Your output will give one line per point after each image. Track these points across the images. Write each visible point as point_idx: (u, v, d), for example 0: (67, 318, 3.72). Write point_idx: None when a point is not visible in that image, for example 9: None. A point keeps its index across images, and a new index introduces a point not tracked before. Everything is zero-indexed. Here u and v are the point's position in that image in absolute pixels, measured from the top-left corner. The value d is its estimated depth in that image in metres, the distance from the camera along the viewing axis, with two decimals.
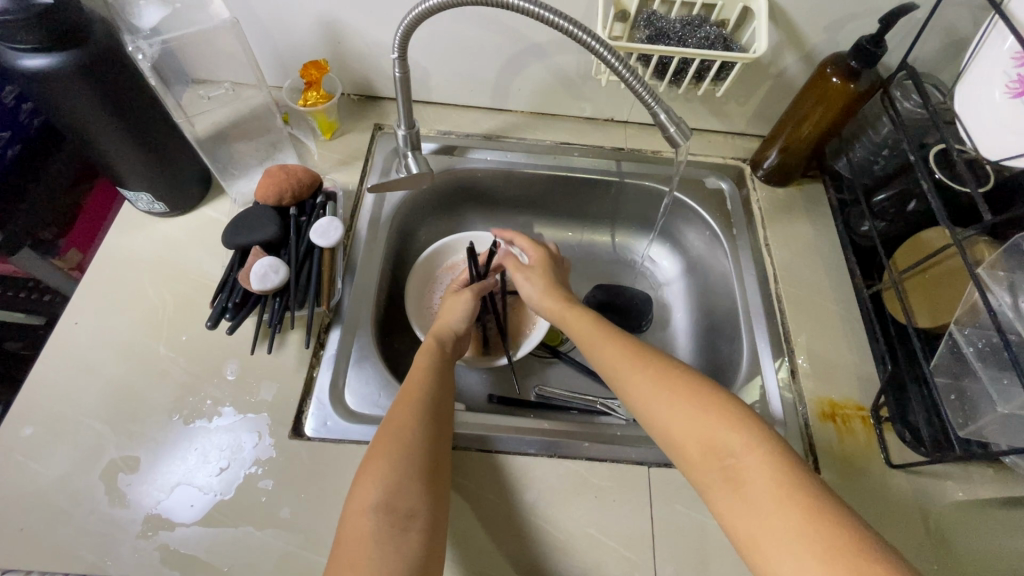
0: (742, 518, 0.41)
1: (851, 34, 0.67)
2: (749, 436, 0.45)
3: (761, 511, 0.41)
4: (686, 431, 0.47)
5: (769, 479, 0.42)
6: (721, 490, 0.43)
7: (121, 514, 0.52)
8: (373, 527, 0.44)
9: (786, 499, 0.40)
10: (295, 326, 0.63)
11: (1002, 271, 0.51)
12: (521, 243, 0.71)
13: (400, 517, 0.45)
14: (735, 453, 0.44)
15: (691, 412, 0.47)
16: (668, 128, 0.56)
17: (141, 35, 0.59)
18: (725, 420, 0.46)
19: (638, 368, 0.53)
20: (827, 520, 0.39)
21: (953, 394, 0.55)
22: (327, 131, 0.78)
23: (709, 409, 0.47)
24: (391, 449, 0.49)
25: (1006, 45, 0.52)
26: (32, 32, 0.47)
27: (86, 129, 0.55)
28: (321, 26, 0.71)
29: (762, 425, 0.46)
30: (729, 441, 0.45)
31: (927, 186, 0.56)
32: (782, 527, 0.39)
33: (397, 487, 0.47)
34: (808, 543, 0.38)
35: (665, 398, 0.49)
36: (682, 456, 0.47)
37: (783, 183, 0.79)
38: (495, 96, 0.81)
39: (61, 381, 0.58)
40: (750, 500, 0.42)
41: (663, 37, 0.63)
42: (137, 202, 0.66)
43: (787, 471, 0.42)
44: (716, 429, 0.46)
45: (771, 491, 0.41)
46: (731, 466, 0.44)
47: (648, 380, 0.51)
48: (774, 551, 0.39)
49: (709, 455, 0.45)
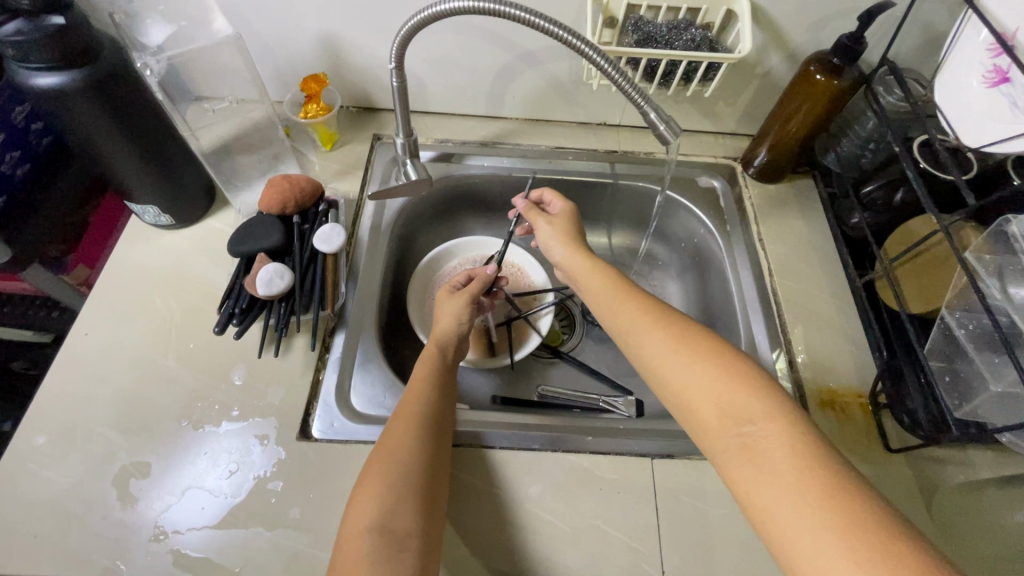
0: (757, 486, 0.42)
1: (832, 33, 0.70)
2: (770, 406, 0.46)
3: (780, 481, 0.41)
4: (702, 397, 0.48)
5: (789, 451, 0.42)
6: (735, 459, 0.44)
7: (133, 518, 0.53)
8: (369, 547, 0.45)
9: (802, 472, 0.41)
10: (300, 331, 0.65)
11: (988, 255, 0.53)
12: (549, 197, 0.73)
13: (396, 538, 0.46)
14: (754, 422, 0.45)
15: (710, 379, 0.49)
16: (658, 126, 0.58)
17: (149, 51, 0.62)
18: (745, 388, 0.47)
19: (657, 334, 0.54)
20: (848, 494, 0.39)
21: (947, 376, 0.55)
22: (327, 142, 0.80)
23: (730, 377, 0.48)
24: (385, 470, 0.49)
25: (981, 37, 0.55)
26: (44, 53, 0.50)
27: (95, 144, 0.57)
28: (320, 41, 0.73)
29: (782, 397, 0.46)
30: (749, 410, 0.46)
31: (912, 174, 0.58)
32: (799, 499, 0.40)
33: (392, 507, 0.47)
34: (827, 515, 0.38)
35: (685, 363, 0.51)
36: (698, 422, 0.48)
37: (773, 180, 0.81)
38: (489, 104, 0.83)
39: (72, 391, 0.59)
40: (765, 468, 0.42)
41: (651, 42, 0.65)
42: (144, 215, 0.68)
43: (807, 442, 0.43)
44: (736, 397, 0.47)
45: (789, 462, 0.42)
46: (748, 434, 0.45)
47: (668, 344, 0.53)
48: (787, 520, 0.40)
49: (727, 421, 0.46)
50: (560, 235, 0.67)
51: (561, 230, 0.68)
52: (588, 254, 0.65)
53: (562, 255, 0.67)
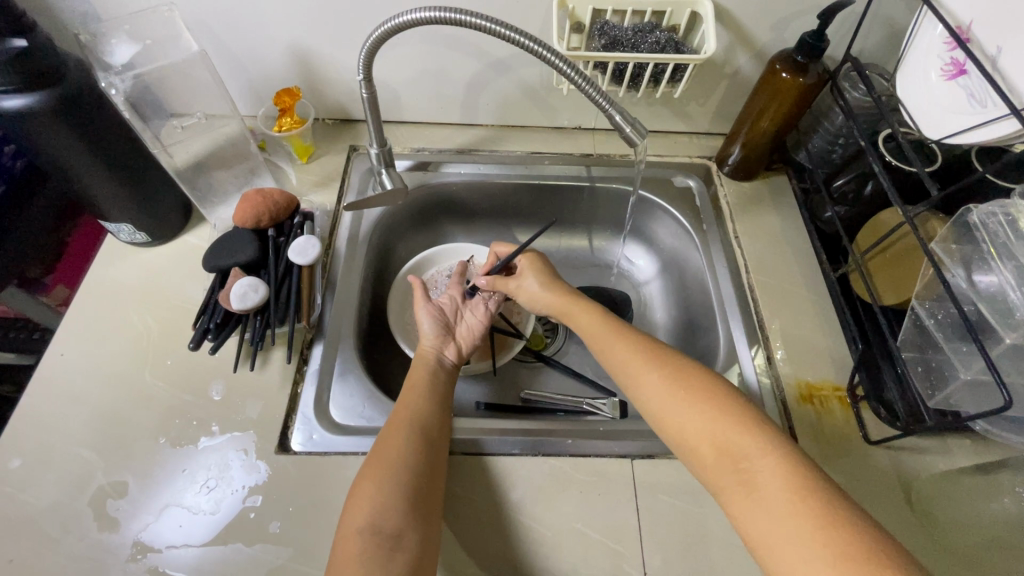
0: (755, 521, 0.42)
1: (797, 31, 0.71)
2: (767, 439, 0.46)
3: (773, 515, 0.41)
4: (698, 433, 0.48)
5: (783, 485, 0.42)
6: (736, 492, 0.44)
7: (110, 539, 0.53)
8: (361, 548, 0.45)
9: (797, 507, 0.41)
10: (277, 344, 0.65)
11: (953, 245, 0.53)
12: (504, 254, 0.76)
13: (387, 537, 0.46)
14: (750, 457, 0.45)
15: (704, 415, 0.49)
16: (624, 129, 0.58)
17: (114, 71, 0.63)
18: (741, 422, 0.47)
19: (649, 369, 0.55)
20: (840, 528, 0.39)
21: (919, 366, 0.56)
22: (304, 155, 0.80)
23: (724, 413, 0.48)
24: (378, 473, 0.50)
25: (937, 32, 0.56)
26: (9, 74, 0.50)
27: (64, 165, 0.57)
28: (291, 55, 0.74)
29: (779, 433, 0.46)
30: (742, 446, 0.46)
31: (877, 168, 0.58)
32: (792, 531, 0.40)
33: (383, 508, 0.48)
34: (818, 549, 0.38)
35: (678, 399, 0.51)
36: (696, 460, 0.48)
37: (748, 177, 0.81)
38: (464, 112, 0.84)
39: (48, 412, 0.59)
40: (763, 502, 0.42)
41: (618, 45, 0.66)
42: (119, 233, 0.68)
43: (803, 476, 0.43)
44: (729, 433, 0.47)
45: (784, 496, 0.42)
46: (745, 469, 0.45)
47: (658, 379, 0.53)
48: (786, 551, 0.40)
49: (723, 457, 0.46)
50: (533, 273, 0.71)
51: (535, 269, 0.71)
52: (562, 288, 0.69)
53: (539, 289, 0.70)
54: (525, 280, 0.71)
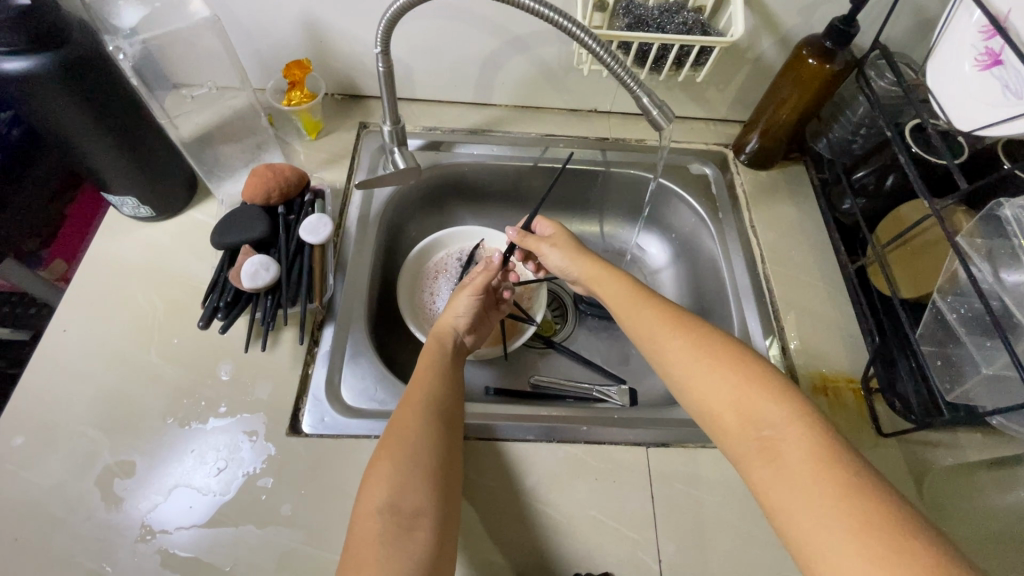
0: (777, 488, 0.42)
1: (824, 17, 0.69)
2: (790, 410, 0.45)
3: (795, 481, 0.41)
4: (723, 400, 0.48)
5: (806, 453, 0.42)
6: (757, 461, 0.44)
7: (118, 519, 0.52)
8: (380, 528, 0.45)
9: (820, 474, 0.40)
10: (288, 324, 0.63)
11: (979, 239, 0.53)
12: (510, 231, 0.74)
13: (405, 517, 0.45)
14: (774, 425, 0.45)
15: (729, 383, 0.48)
16: (651, 112, 0.56)
17: (121, 34, 0.60)
18: (766, 391, 0.47)
19: (674, 339, 0.53)
20: (864, 495, 0.38)
21: (939, 360, 0.56)
22: (312, 131, 0.78)
23: (749, 382, 0.48)
24: (394, 452, 0.49)
25: (973, 18, 0.54)
26: (14, 33, 0.47)
27: (69, 135, 0.54)
28: (303, 26, 0.71)
29: (805, 403, 0.46)
30: (766, 413, 0.45)
31: (904, 160, 0.57)
32: (816, 498, 0.39)
33: (401, 488, 0.47)
34: (840, 516, 0.38)
35: (704, 368, 0.50)
36: (717, 427, 0.48)
37: (765, 167, 0.80)
38: (478, 91, 0.82)
39: (49, 389, 0.57)
40: (786, 471, 0.42)
41: (642, 25, 0.64)
42: (122, 207, 0.65)
43: (828, 446, 0.42)
44: (754, 401, 0.46)
45: (807, 464, 0.41)
46: (767, 437, 0.44)
47: (684, 347, 0.52)
48: (806, 518, 0.39)
49: (746, 425, 0.46)
50: (558, 243, 0.68)
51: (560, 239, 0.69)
52: (590, 259, 0.66)
53: (563, 259, 0.67)
54: (549, 252, 0.68)
